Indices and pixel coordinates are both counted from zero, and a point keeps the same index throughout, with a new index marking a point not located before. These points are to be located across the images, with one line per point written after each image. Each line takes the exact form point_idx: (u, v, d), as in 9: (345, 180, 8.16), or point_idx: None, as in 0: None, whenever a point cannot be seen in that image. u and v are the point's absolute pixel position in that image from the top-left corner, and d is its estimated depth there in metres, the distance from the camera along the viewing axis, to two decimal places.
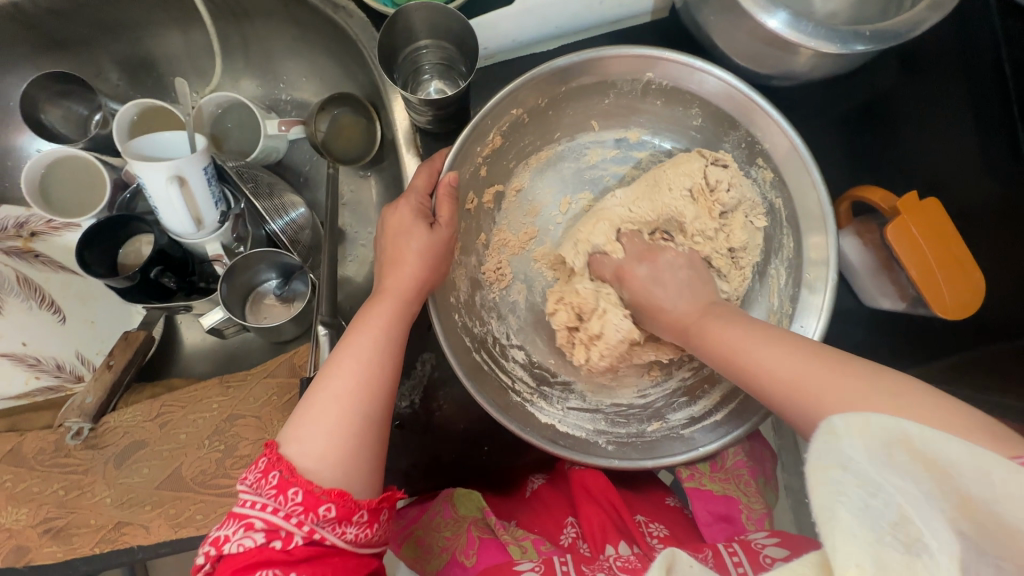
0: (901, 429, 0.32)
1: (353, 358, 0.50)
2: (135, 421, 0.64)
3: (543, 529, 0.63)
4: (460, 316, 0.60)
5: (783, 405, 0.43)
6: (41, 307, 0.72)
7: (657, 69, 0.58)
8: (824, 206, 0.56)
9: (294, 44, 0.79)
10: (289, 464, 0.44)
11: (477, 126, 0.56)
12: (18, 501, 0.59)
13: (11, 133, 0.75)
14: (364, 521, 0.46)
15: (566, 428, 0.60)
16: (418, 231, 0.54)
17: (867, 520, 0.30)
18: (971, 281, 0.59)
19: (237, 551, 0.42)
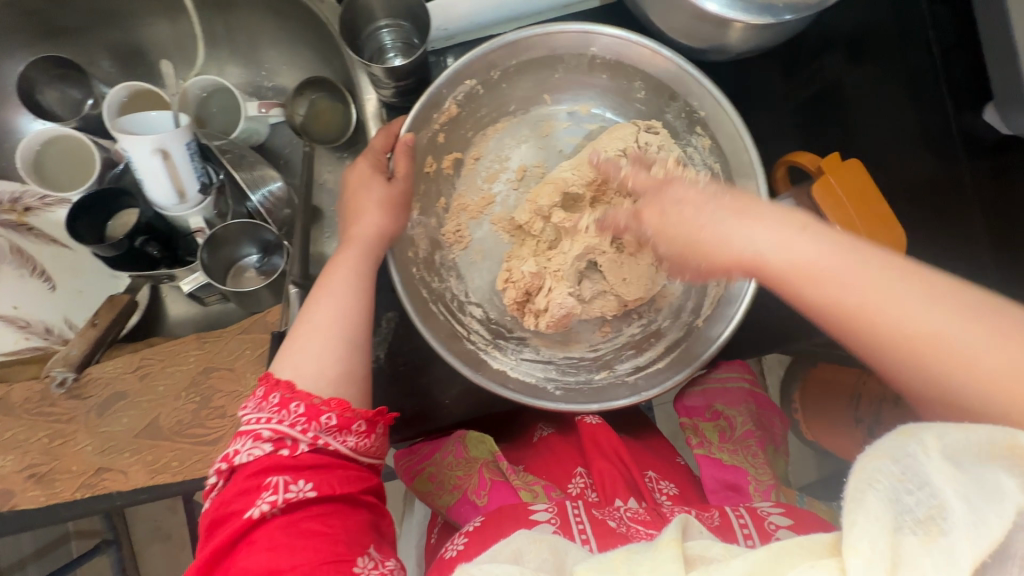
0: (1011, 433, 0.35)
1: (330, 296, 0.57)
2: (118, 372, 0.67)
3: (551, 475, 0.73)
4: (418, 270, 0.65)
5: (800, 292, 0.48)
6: (31, 274, 0.77)
7: (598, 44, 0.65)
8: (754, 162, 0.61)
9: (274, 32, 0.85)
10: (287, 386, 0.52)
11: (433, 93, 0.63)
12: (5, 448, 0.64)
13: (10, 114, 0.81)
14: (362, 431, 0.53)
15: (517, 373, 0.64)
16: (376, 185, 0.61)
17: (893, 505, 0.35)
18: (892, 232, 0.64)
19: (248, 460, 0.49)
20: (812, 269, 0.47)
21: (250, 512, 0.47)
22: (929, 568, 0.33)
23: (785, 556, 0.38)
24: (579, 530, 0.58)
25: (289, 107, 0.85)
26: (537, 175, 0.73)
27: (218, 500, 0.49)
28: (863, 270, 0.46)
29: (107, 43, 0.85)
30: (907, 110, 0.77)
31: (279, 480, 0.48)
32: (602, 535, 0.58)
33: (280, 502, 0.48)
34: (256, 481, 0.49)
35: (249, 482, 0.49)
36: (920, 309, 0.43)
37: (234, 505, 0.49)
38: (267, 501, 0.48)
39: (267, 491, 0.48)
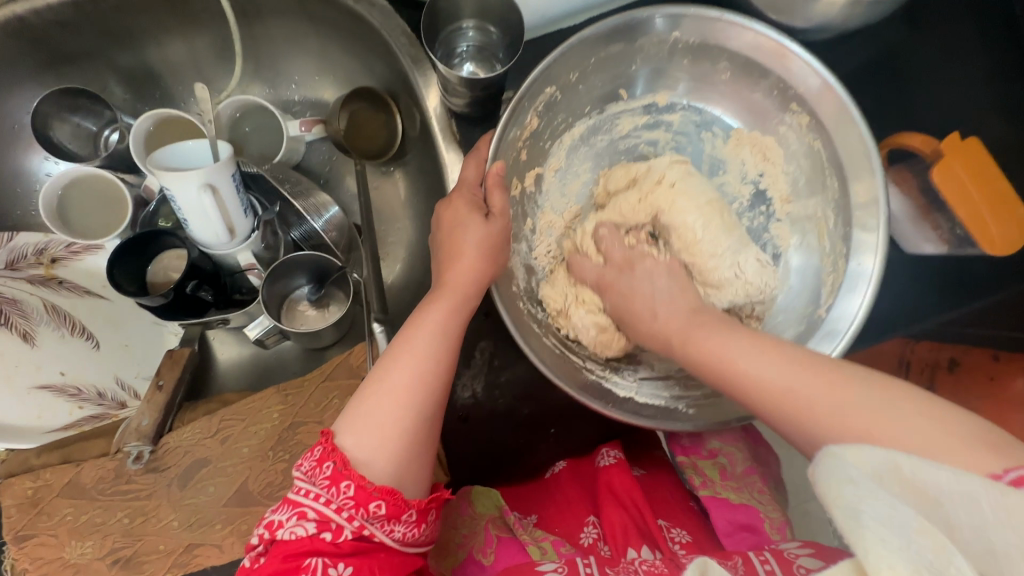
0: (896, 460, 0.32)
1: (411, 353, 0.44)
2: (196, 439, 0.62)
3: (563, 529, 0.63)
4: (525, 304, 0.61)
5: (767, 413, 0.42)
6: (73, 334, 0.69)
7: (683, 28, 0.59)
8: (865, 140, 0.55)
9: (304, 40, 0.76)
10: (344, 456, 0.40)
11: (516, 106, 0.57)
12: (83, 534, 0.57)
13: (21, 156, 0.71)
14: (412, 519, 0.41)
15: (644, 399, 0.61)
16: (474, 224, 0.53)
17: (887, 527, 0.29)
18: (1015, 215, 0.60)
19: (288, 538, 0.38)
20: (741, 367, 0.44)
21: None
22: None
23: None
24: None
25: (330, 124, 0.77)
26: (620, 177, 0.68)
27: (252, 574, 0.39)
28: (820, 378, 0.41)
29: (118, 66, 0.75)
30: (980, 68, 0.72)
31: (318, 562, 0.38)
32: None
33: None
34: (294, 563, 0.37)
35: (287, 563, 0.38)
36: (880, 410, 0.37)
37: None
38: None
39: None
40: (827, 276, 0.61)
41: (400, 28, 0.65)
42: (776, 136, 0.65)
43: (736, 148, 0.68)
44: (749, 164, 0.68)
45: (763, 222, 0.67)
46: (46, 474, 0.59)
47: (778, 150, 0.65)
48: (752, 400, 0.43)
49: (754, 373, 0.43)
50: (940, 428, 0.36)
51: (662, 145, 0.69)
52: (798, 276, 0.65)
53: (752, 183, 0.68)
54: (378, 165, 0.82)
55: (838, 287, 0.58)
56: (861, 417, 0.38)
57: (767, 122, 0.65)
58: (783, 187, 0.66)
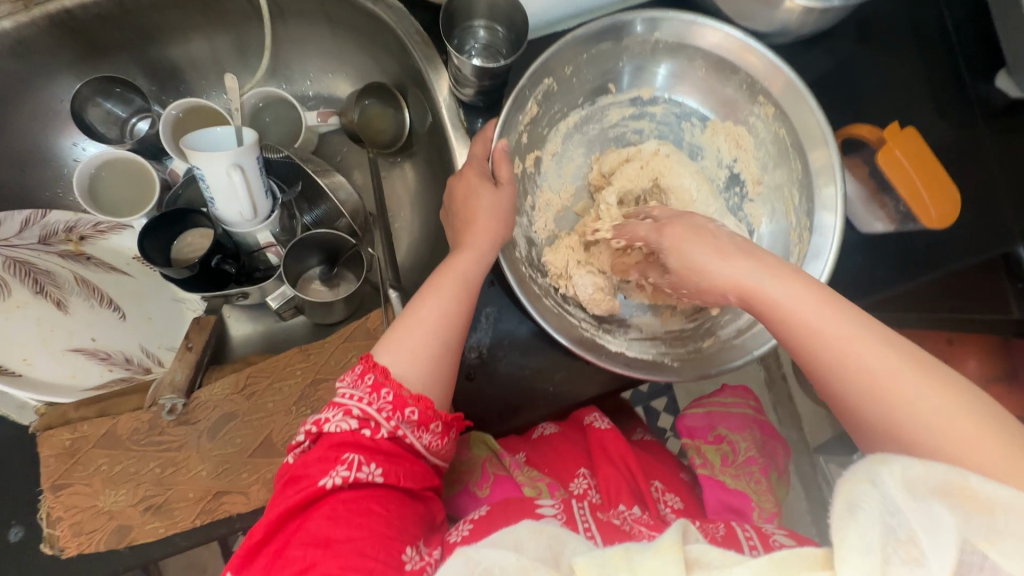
0: (963, 474, 0.33)
1: (437, 292, 0.55)
2: (225, 395, 0.66)
3: (553, 472, 0.72)
4: (526, 268, 0.69)
5: (804, 353, 0.47)
6: (101, 305, 0.74)
7: (662, 29, 0.68)
8: (823, 126, 0.65)
9: (320, 39, 0.84)
10: (383, 369, 0.50)
11: (519, 93, 0.65)
12: (116, 482, 0.62)
13: (57, 137, 0.77)
14: (438, 431, 0.51)
15: (634, 353, 0.69)
16: (485, 191, 0.61)
17: (876, 525, 0.32)
18: (948, 193, 0.70)
19: (334, 431, 0.47)
20: (818, 337, 0.46)
21: (322, 484, 0.45)
22: None
23: (788, 562, 0.37)
24: (585, 526, 0.59)
25: (345, 114, 0.85)
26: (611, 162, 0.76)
27: (298, 462, 0.48)
28: (867, 330, 0.45)
29: (146, 60, 0.80)
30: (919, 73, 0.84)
31: (354, 458, 0.46)
32: (606, 532, 0.58)
33: (350, 481, 0.45)
34: (335, 453, 0.46)
35: (330, 452, 0.47)
36: (909, 375, 0.42)
37: (310, 470, 0.46)
38: (340, 476, 0.45)
39: (341, 466, 0.46)
40: (794, 248, 0.70)
41: (413, 27, 0.72)
42: (746, 125, 0.74)
43: (712, 136, 0.77)
44: (724, 151, 0.77)
45: (739, 201, 0.77)
46: (82, 426, 0.63)
47: (750, 138, 0.74)
48: (790, 339, 0.48)
49: (801, 314, 0.47)
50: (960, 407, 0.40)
51: (647, 134, 0.78)
52: (770, 244, 0.74)
53: (727, 168, 0.77)
54: (387, 155, 0.88)
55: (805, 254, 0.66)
56: (894, 381, 0.43)
57: (737, 111, 0.74)
58: (754, 170, 0.75)
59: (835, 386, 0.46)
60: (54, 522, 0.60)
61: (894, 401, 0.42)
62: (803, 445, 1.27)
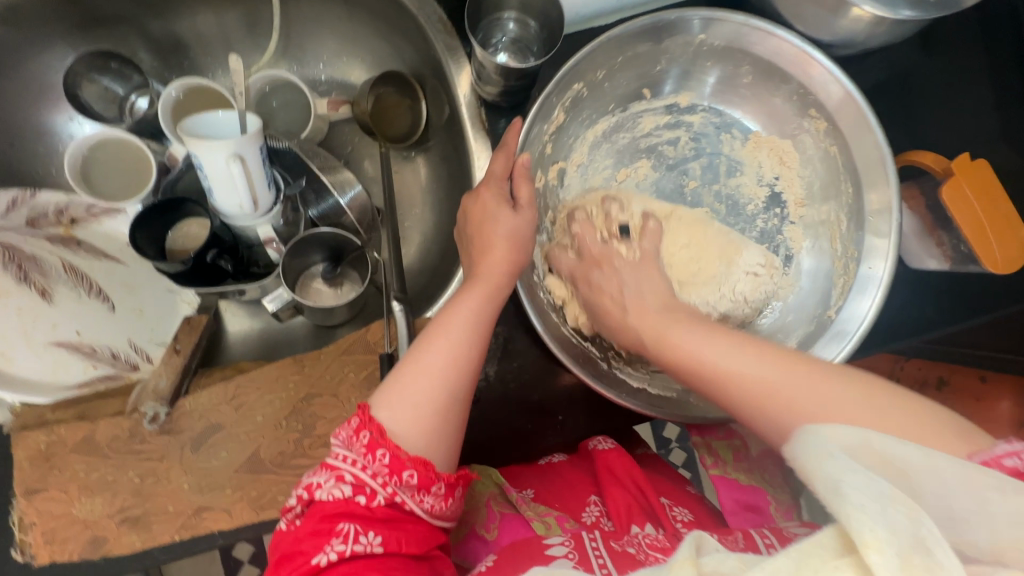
0: (866, 439, 0.35)
1: (444, 334, 0.50)
2: (211, 404, 0.62)
3: (564, 505, 0.65)
4: (544, 295, 0.64)
5: (749, 411, 0.45)
6: (89, 295, 0.70)
7: (710, 31, 0.61)
8: (882, 147, 0.58)
9: (336, 21, 0.77)
10: (379, 427, 0.45)
11: (546, 99, 0.59)
12: (93, 491, 0.58)
13: (47, 114, 0.72)
14: (440, 493, 0.46)
15: (657, 390, 0.63)
16: (504, 215, 0.56)
17: (870, 492, 0.31)
18: (1017, 236, 0.63)
19: (327, 499, 0.43)
20: (725, 367, 0.46)
21: (317, 560, 0.42)
22: (932, 541, 0.29)
23: (809, 556, 0.31)
24: (598, 562, 0.53)
25: (358, 103, 0.78)
26: (640, 176, 0.68)
27: (291, 533, 0.44)
28: (797, 371, 0.44)
29: (149, 33, 0.75)
30: (988, 95, 0.77)
31: (350, 528, 0.42)
32: (621, 563, 0.53)
33: (348, 554, 0.42)
34: (329, 525, 0.42)
35: (322, 524, 0.43)
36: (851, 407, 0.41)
37: (304, 544, 0.43)
38: (336, 550, 0.42)
39: (337, 538, 0.42)
40: (837, 280, 0.63)
41: (436, 15, 0.66)
42: (795, 142, 0.67)
43: (753, 150, 0.70)
44: (766, 167, 0.69)
45: (777, 224, 0.69)
46: (59, 429, 0.59)
47: (795, 155, 0.68)
48: (730, 399, 0.46)
49: (728, 366, 0.46)
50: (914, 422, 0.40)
51: (683, 144, 0.69)
52: (809, 277, 0.67)
53: (768, 186, 0.69)
54: (400, 150, 0.83)
55: (849, 287, 0.60)
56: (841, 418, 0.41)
57: (784, 124, 0.67)
58: (798, 190, 0.68)
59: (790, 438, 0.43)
60: (27, 528, 0.57)
61: None
62: None
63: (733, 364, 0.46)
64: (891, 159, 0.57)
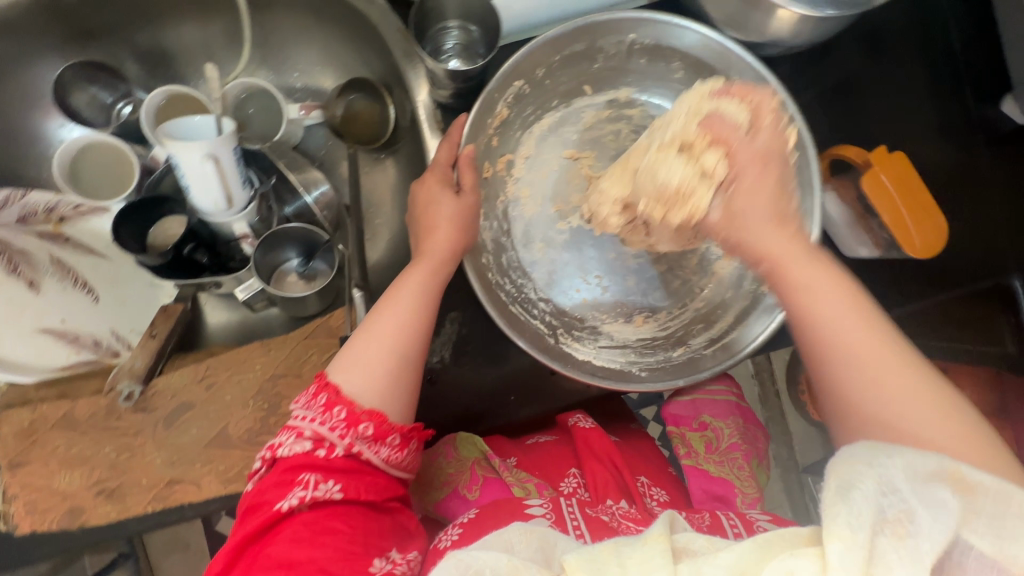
0: (953, 464, 0.37)
1: (394, 302, 0.55)
2: (183, 384, 0.66)
3: (543, 474, 0.72)
4: (493, 275, 0.69)
5: (820, 353, 0.50)
6: (74, 287, 0.75)
7: (639, 31, 0.66)
8: (805, 138, 0.64)
9: (306, 32, 0.83)
10: (335, 387, 0.50)
11: (488, 96, 0.64)
12: (72, 464, 0.63)
13: (40, 121, 0.78)
14: (396, 443, 0.51)
15: (602, 361, 0.69)
16: (446, 199, 0.61)
17: (873, 502, 0.36)
18: (934, 223, 0.67)
19: (289, 454, 0.48)
20: (856, 335, 0.49)
21: (279, 506, 0.46)
22: (898, 564, 0.34)
23: (770, 545, 0.39)
24: (574, 527, 0.59)
25: (328, 108, 0.85)
26: (583, 166, 0.74)
27: (256, 488, 0.49)
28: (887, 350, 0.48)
29: (136, 45, 0.81)
30: (922, 91, 0.81)
31: (310, 478, 0.47)
32: (595, 529, 0.59)
33: (308, 500, 0.46)
34: (291, 476, 0.47)
35: (285, 475, 0.47)
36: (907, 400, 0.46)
37: (268, 495, 0.47)
38: (297, 496, 0.46)
39: (298, 487, 0.47)
40: None
41: (395, 24, 0.71)
42: None
43: None
44: None
45: None
46: (42, 407, 0.64)
47: None
48: (811, 340, 0.51)
49: (830, 317, 0.50)
50: (961, 442, 0.43)
51: (624, 135, 0.74)
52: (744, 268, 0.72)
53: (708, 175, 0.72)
54: (370, 151, 0.87)
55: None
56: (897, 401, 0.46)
57: None
58: None
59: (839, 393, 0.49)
60: (10, 499, 0.61)
61: (892, 423, 0.46)
62: (791, 463, 1.21)
63: (860, 332, 0.49)
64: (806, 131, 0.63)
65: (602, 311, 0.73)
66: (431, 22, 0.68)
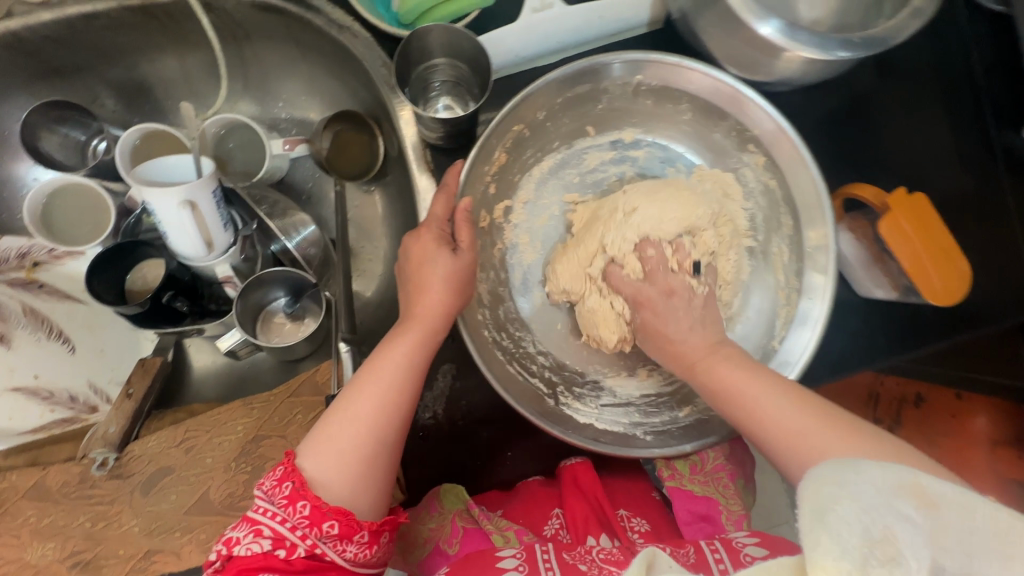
0: (916, 475, 0.34)
1: (375, 378, 0.52)
2: (160, 448, 0.64)
3: (528, 520, 0.67)
4: (489, 332, 0.66)
5: (785, 457, 0.47)
6: (48, 338, 0.71)
7: (646, 72, 0.63)
8: (819, 190, 0.60)
9: (291, 63, 0.79)
10: (302, 476, 0.48)
11: (484, 144, 0.61)
12: (44, 535, 0.59)
13: (9, 163, 0.74)
14: (364, 541, 0.48)
15: (604, 425, 0.66)
16: (442, 258, 0.57)
17: (855, 527, 0.31)
18: (957, 269, 0.63)
19: (245, 554, 0.45)
20: (770, 412, 0.49)
21: None
22: None
23: None
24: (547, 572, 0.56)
25: (314, 142, 0.79)
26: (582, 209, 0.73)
27: None
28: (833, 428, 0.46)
29: (110, 79, 0.76)
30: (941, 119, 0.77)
31: None
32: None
33: None
34: None
35: None
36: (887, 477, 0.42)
37: None
38: None
39: None
40: (781, 308, 0.66)
41: (381, 58, 0.67)
42: (736, 174, 0.70)
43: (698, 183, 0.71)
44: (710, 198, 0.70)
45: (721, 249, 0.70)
46: (12, 476, 0.61)
47: (737, 187, 0.70)
48: (769, 439, 0.49)
49: (780, 414, 0.48)
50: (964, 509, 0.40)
51: (628, 178, 0.74)
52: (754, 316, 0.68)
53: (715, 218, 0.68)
54: (359, 183, 0.84)
55: (792, 319, 0.63)
56: None
57: (724, 156, 0.70)
58: (742, 221, 0.70)
59: None
60: None
61: None
62: None
63: (776, 412, 0.49)
64: (825, 190, 0.60)
65: (602, 364, 0.71)
66: (418, 61, 0.64)
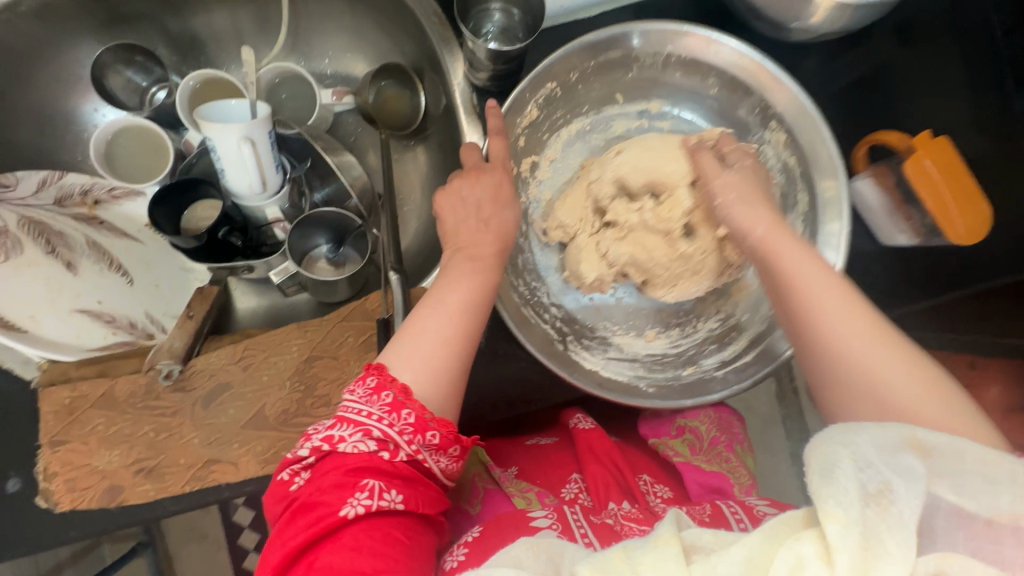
0: (911, 429, 0.37)
1: (439, 307, 0.54)
2: (220, 364, 0.67)
3: (545, 482, 0.69)
4: (509, 274, 0.69)
5: (798, 309, 0.53)
6: (110, 269, 0.75)
7: (675, 43, 0.67)
8: (835, 158, 0.65)
9: (341, 15, 0.83)
10: (402, 387, 0.49)
11: (517, 96, 0.64)
12: (111, 443, 0.63)
13: (79, 103, 0.79)
14: (455, 455, 0.51)
15: (610, 373, 0.69)
16: (474, 197, 0.61)
17: (854, 480, 0.35)
18: (979, 209, 0.67)
19: (350, 453, 0.47)
20: (800, 277, 0.54)
21: (342, 511, 0.45)
22: (890, 536, 0.33)
23: (776, 534, 0.38)
24: (581, 533, 0.57)
25: (360, 94, 0.84)
26: None
27: (309, 486, 0.47)
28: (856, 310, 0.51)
29: (170, 29, 0.81)
30: (963, 80, 0.80)
31: (374, 483, 0.46)
32: (602, 535, 0.57)
33: (373, 508, 0.45)
34: (353, 479, 0.46)
35: (347, 477, 0.46)
36: (883, 360, 0.48)
37: (326, 496, 0.46)
38: (362, 503, 0.45)
39: (362, 492, 0.45)
40: None
41: (432, 8, 0.70)
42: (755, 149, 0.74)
43: None
44: None
45: None
46: (82, 386, 0.64)
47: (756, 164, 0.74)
48: (791, 297, 0.54)
49: (804, 276, 0.54)
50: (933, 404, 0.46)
51: None
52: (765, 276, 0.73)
53: None
54: (400, 138, 0.87)
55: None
56: (872, 361, 0.49)
57: (745, 133, 0.74)
58: None
59: (815, 344, 0.52)
60: (50, 477, 0.62)
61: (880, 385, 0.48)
62: None
63: (846, 318, 0.51)
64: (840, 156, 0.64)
65: (609, 322, 0.75)
66: (475, 3, 0.69)
